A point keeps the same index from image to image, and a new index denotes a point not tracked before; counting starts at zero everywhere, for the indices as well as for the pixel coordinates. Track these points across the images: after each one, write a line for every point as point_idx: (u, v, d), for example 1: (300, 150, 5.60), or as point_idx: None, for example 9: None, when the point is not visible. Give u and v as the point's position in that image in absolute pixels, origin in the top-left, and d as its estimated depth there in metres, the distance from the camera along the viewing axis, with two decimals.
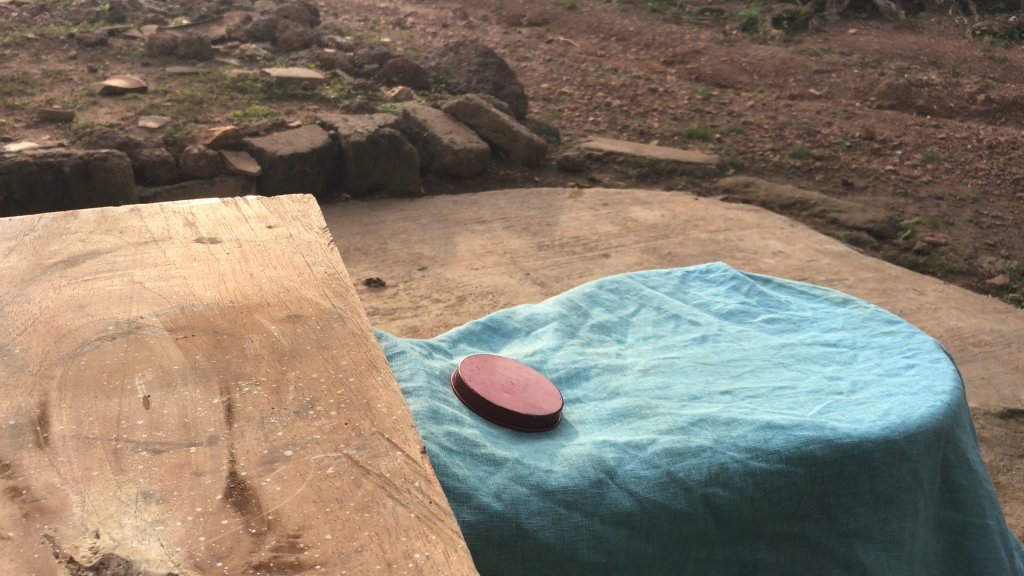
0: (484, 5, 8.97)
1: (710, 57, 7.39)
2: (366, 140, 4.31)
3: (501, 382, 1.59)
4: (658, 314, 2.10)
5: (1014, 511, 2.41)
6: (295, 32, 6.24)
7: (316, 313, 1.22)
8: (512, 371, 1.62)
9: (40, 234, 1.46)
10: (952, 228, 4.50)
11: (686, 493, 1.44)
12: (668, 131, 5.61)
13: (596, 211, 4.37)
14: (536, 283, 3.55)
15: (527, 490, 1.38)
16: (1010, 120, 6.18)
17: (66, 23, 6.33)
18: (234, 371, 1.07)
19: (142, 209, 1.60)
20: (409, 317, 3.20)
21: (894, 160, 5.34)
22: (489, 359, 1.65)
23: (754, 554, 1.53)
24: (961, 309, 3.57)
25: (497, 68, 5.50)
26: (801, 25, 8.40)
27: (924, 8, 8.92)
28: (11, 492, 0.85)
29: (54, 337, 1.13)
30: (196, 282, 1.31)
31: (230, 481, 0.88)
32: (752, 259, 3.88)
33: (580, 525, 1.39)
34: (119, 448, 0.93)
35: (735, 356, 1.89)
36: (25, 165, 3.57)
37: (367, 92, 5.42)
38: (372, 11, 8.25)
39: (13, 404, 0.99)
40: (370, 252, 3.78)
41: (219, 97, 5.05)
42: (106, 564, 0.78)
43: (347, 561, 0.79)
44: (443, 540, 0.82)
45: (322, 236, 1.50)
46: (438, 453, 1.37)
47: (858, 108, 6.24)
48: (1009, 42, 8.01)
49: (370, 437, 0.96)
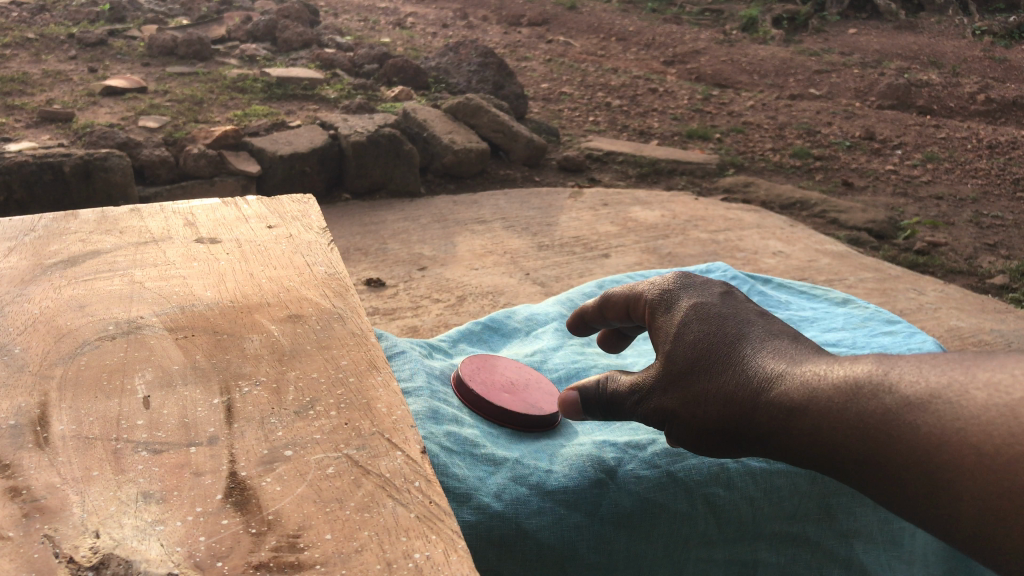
0: (484, 5, 8.95)
1: (709, 57, 7.38)
2: (365, 139, 4.31)
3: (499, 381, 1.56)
4: None
5: None
6: (295, 32, 6.23)
7: (316, 313, 1.22)
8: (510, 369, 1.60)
9: (39, 234, 1.46)
10: (952, 228, 4.50)
11: (686, 493, 1.45)
12: (669, 131, 5.61)
13: (596, 211, 4.37)
14: (536, 283, 3.55)
15: (527, 490, 1.38)
16: (1010, 120, 6.18)
17: (66, 23, 6.33)
18: (234, 371, 1.07)
19: (142, 209, 1.60)
20: (409, 317, 3.20)
21: (893, 160, 5.34)
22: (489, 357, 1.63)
23: (753, 553, 1.53)
24: (961, 309, 3.58)
25: (497, 68, 5.50)
26: (801, 26, 8.39)
27: (924, 8, 8.91)
28: (11, 492, 0.86)
29: (54, 338, 1.13)
30: (196, 282, 1.31)
31: (230, 481, 0.88)
32: (752, 259, 3.88)
33: (580, 525, 1.40)
34: (119, 448, 0.93)
35: None
36: (25, 165, 3.57)
37: (367, 92, 5.42)
38: (372, 11, 8.24)
39: (13, 404, 0.99)
40: (369, 252, 3.78)
41: (219, 97, 5.05)
42: (106, 564, 0.78)
43: (347, 562, 0.79)
44: (443, 541, 0.82)
45: (321, 236, 1.50)
46: (438, 453, 1.37)
47: (858, 108, 6.24)
48: (1009, 42, 8.00)
49: (370, 437, 0.96)
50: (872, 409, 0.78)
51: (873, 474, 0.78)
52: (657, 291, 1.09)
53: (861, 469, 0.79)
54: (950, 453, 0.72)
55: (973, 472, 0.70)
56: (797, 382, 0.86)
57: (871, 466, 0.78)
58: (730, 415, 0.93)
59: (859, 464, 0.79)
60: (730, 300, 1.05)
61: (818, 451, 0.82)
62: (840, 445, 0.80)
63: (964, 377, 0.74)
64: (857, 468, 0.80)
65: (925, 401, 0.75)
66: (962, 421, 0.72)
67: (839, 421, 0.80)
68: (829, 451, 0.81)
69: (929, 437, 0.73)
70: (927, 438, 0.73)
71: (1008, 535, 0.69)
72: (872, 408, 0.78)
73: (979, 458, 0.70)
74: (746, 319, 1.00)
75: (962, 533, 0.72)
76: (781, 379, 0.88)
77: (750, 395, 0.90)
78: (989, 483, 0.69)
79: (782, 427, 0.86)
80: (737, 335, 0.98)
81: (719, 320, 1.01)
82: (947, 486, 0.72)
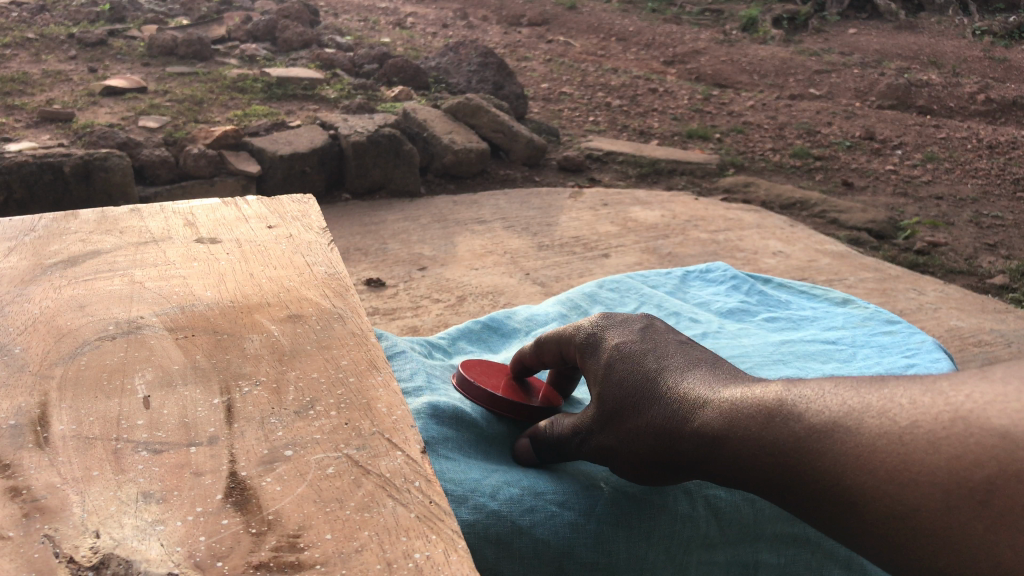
0: (484, 5, 8.95)
1: (709, 57, 7.38)
2: (366, 140, 4.31)
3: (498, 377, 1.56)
4: (658, 312, 2.11)
5: None
6: (295, 32, 6.23)
7: (316, 313, 1.22)
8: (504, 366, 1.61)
9: (40, 234, 1.46)
10: (952, 228, 4.51)
11: (685, 495, 1.45)
12: (669, 131, 5.62)
13: (596, 211, 4.37)
14: (536, 283, 3.55)
15: (522, 491, 1.38)
16: (1010, 120, 6.18)
17: (66, 23, 6.33)
18: (234, 371, 1.07)
19: (142, 209, 1.60)
20: (409, 317, 3.21)
21: (893, 160, 5.34)
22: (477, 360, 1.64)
23: (754, 555, 1.52)
24: (961, 309, 3.58)
25: (498, 68, 5.50)
26: (801, 25, 8.39)
27: (924, 8, 8.91)
28: (11, 492, 0.86)
29: (54, 337, 1.13)
30: (196, 282, 1.31)
31: (230, 481, 0.88)
32: (752, 259, 3.88)
33: (575, 523, 1.39)
34: (119, 447, 0.93)
35: (735, 351, 1.87)
36: (25, 165, 3.57)
37: (367, 92, 5.42)
38: (372, 11, 8.24)
39: (14, 404, 0.99)
40: (369, 252, 3.78)
41: (219, 97, 5.05)
42: (106, 564, 0.78)
43: (347, 561, 0.79)
44: (443, 540, 0.82)
45: (321, 236, 1.50)
46: (435, 455, 1.38)
47: (858, 108, 6.24)
48: (1009, 42, 8.00)
49: (371, 437, 0.96)
50: (781, 431, 0.97)
51: (786, 483, 0.97)
52: (585, 333, 1.33)
53: (776, 478, 0.98)
54: (846, 467, 0.90)
55: (861, 484, 0.88)
56: (719, 407, 1.06)
57: (785, 476, 0.97)
58: (665, 437, 1.13)
59: (773, 474, 0.98)
60: (649, 334, 1.28)
61: (740, 465, 1.02)
62: (759, 460, 0.99)
63: (860, 407, 0.92)
64: (772, 477, 0.99)
65: (826, 424, 0.93)
66: (853, 442, 0.90)
67: (757, 443, 0.99)
68: (748, 465, 1.01)
69: (831, 456, 0.91)
70: (828, 455, 0.91)
71: (890, 530, 0.87)
72: (782, 430, 0.97)
73: (865, 471, 0.88)
74: (667, 351, 1.22)
75: (856, 530, 0.91)
76: (707, 407, 1.08)
77: (680, 418, 1.10)
78: (876, 491, 0.87)
79: (704, 450, 1.07)
80: (665, 368, 1.19)
81: (645, 356, 1.23)
82: (844, 493, 0.90)
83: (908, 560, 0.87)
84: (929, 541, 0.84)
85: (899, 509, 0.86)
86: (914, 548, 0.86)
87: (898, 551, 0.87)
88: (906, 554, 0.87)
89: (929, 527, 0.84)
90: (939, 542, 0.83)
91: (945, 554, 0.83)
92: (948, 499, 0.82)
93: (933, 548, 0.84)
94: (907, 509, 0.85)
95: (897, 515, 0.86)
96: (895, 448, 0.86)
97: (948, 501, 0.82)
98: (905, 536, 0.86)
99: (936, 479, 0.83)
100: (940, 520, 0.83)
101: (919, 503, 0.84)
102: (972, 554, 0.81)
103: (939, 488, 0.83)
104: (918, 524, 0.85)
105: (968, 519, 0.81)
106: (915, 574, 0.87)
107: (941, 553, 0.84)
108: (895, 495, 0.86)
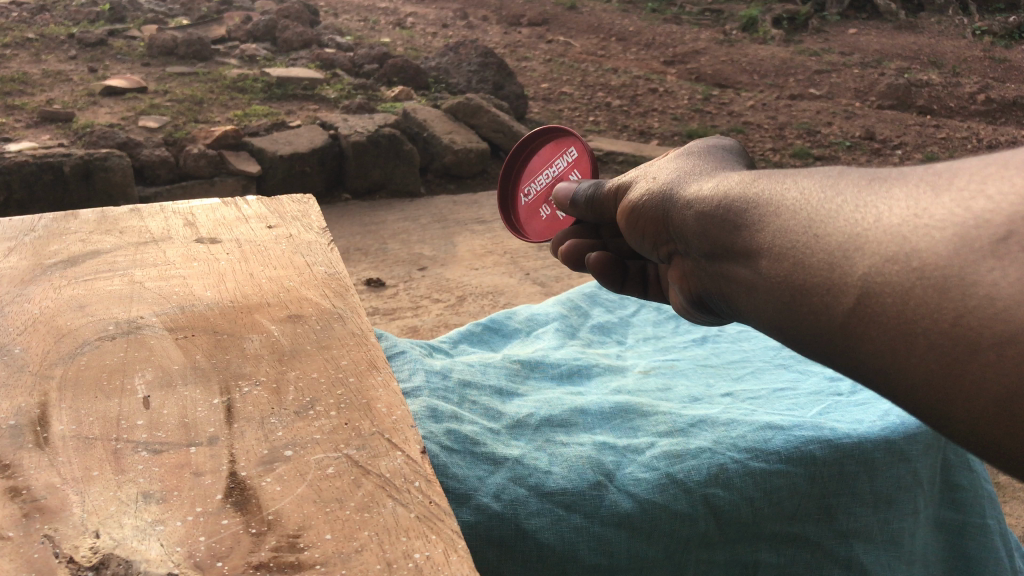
0: (484, 5, 8.91)
1: (709, 57, 7.38)
2: (366, 140, 4.30)
3: (545, 189, 1.54)
4: (658, 315, 2.20)
5: (1014, 511, 2.45)
6: (295, 32, 6.22)
7: (316, 313, 1.22)
8: (522, 201, 1.59)
9: (40, 234, 1.46)
10: None
11: (686, 494, 1.43)
12: (669, 131, 5.62)
13: None
14: (536, 283, 3.55)
15: (526, 491, 1.38)
16: (1010, 120, 6.18)
17: (66, 23, 6.33)
18: (234, 371, 1.07)
19: (142, 209, 1.60)
20: (409, 317, 3.21)
21: (893, 160, 5.34)
22: (506, 169, 1.61)
23: (754, 555, 1.53)
24: None
25: (497, 68, 5.50)
26: (801, 25, 8.39)
27: (924, 7, 8.87)
28: (11, 492, 0.86)
29: (54, 337, 1.13)
30: (196, 282, 1.30)
31: (230, 481, 0.88)
32: None
33: (580, 526, 1.38)
34: (119, 448, 0.93)
35: (736, 357, 1.97)
36: (25, 165, 3.58)
37: (367, 91, 5.40)
38: (372, 11, 8.22)
39: (13, 405, 1.00)
40: (369, 252, 3.79)
41: (219, 97, 5.06)
42: (106, 564, 0.78)
43: (347, 561, 0.79)
44: (443, 540, 0.82)
45: (322, 236, 1.50)
46: (438, 453, 1.38)
47: (859, 108, 6.25)
48: (1009, 42, 7.99)
49: (370, 437, 0.96)
50: (793, 183, 0.77)
51: (755, 236, 0.77)
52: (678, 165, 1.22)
53: (749, 231, 0.79)
54: (852, 208, 0.68)
55: (858, 226, 0.67)
56: (729, 176, 0.88)
57: (761, 227, 0.77)
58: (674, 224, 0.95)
59: (750, 227, 0.79)
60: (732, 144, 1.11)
61: (721, 223, 0.83)
62: (747, 210, 0.80)
63: (907, 170, 0.70)
64: (746, 232, 0.79)
65: (858, 178, 0.72)
66: (881, 190, 0.68)
67: (754, 203, 0.80)
68: (730, 221, 0.82)
69: (840, 202, 0.70)
70: (837, 199, 0.71)
71: (877, 296, 0.63)
72: (791, 184, 0.77)
73: (874, 214, 0.66)
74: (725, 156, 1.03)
75: (815, 292, 0.69)
76: (714, 185, 0.89)
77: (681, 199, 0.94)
78: (871, 232, 0.66)
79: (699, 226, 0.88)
80: (719, 157, 1.02)
81: (714, 147, 1.06)
82: (840, 247, 0.67)
83: (870, 335, 0.64)
84: (908, 302, 0.61)
85: (890, 253, 0.63)
86: (885, 314, 0.63)
87: (857, 316, 0.65)
88: (868, 324, 0.64)
89: (917, 276, 0.61)
90: (920, 298, 0.61)
91: (934, 323, 0.60)
92: (960, 237, 0.60)
93: (923, 316, 0.60)
94: (899, 253, 0.63)
95: (883, 262, 0.63)
96: (927, 198, 0.64)
97: (958, 247, 0.59)
98: (879, 294, 0.63)
99: (959, 222, 0.60)
100: (937, 267, 0.60)
101: (920, 246, 0.62)
102: (955, 314, 0.58)
103: (957, 228, 0.60)
104: (917, 278, 0.61)
105: (973, 266, 0.58)
106: (892, 366, 0.63)
107: (930, 319, 0.60)
108: (895, 237, 0.64)
